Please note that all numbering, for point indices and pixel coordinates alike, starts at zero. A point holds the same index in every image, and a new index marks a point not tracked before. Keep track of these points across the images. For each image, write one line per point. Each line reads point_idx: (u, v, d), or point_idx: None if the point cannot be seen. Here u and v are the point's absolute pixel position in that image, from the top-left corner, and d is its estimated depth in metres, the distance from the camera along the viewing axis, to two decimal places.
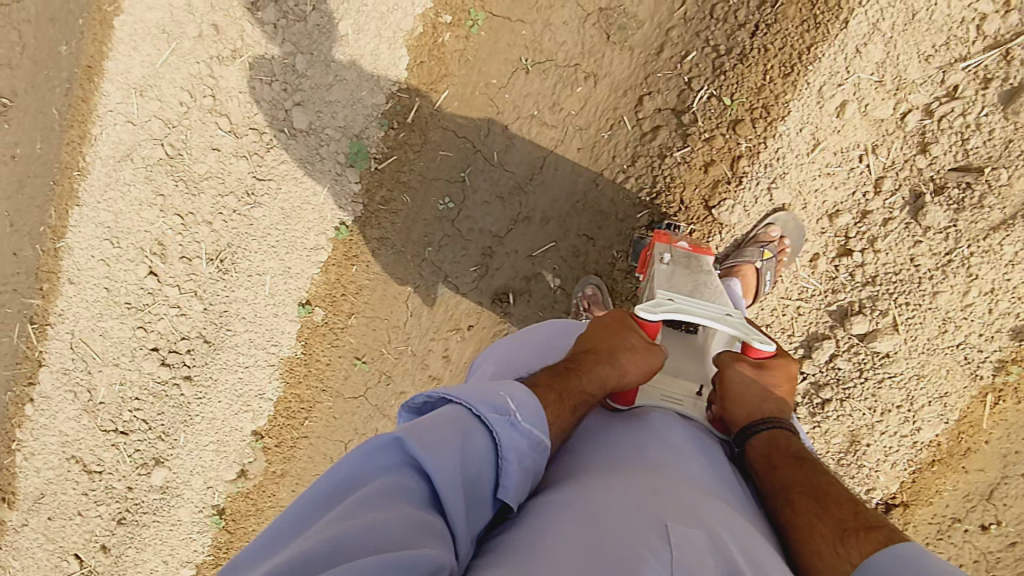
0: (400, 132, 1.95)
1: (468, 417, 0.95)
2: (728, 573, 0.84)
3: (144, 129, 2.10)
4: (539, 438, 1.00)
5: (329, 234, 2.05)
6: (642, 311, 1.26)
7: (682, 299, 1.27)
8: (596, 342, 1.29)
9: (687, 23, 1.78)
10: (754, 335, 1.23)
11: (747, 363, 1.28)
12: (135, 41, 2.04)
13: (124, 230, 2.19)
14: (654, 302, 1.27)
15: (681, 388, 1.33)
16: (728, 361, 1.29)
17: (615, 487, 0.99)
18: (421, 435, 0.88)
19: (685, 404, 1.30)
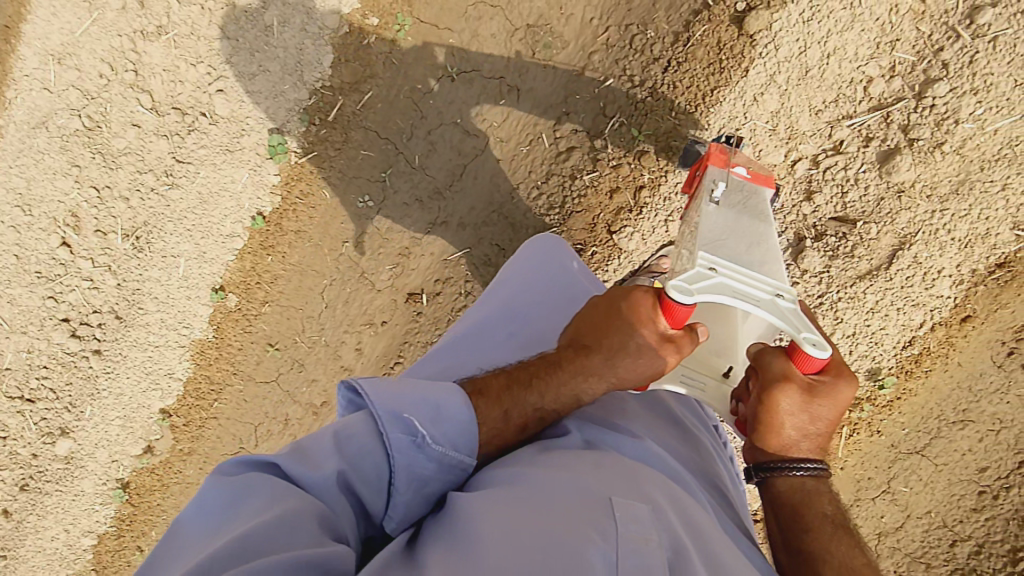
0: (321, 129, 1.97)
1: (369, 434, 0.99)
2: (667, 545, 0.92)
3: (61, 97, 2.05)
4: (451, 458, 1.04)
5: (245, 223, 2.06)
6: (671, 293, 1.07)
7: (725, 271, 1.09)
8: (596, 337, 1.18)
9: (608, 50, 1.83)
10: (805, 336, 1.04)
11: (796, 390, 1.08)
12: (55, 6, 1.97)
13: (36, 199, 2.15)
14: (695, 279, 1.07)
15: (705, 368, 1.35)
16: (773, 379, 1.09)
17: (566, 464, 1.06)
18: (306, 459, 0.96)
19: (705, 389, 1.34)
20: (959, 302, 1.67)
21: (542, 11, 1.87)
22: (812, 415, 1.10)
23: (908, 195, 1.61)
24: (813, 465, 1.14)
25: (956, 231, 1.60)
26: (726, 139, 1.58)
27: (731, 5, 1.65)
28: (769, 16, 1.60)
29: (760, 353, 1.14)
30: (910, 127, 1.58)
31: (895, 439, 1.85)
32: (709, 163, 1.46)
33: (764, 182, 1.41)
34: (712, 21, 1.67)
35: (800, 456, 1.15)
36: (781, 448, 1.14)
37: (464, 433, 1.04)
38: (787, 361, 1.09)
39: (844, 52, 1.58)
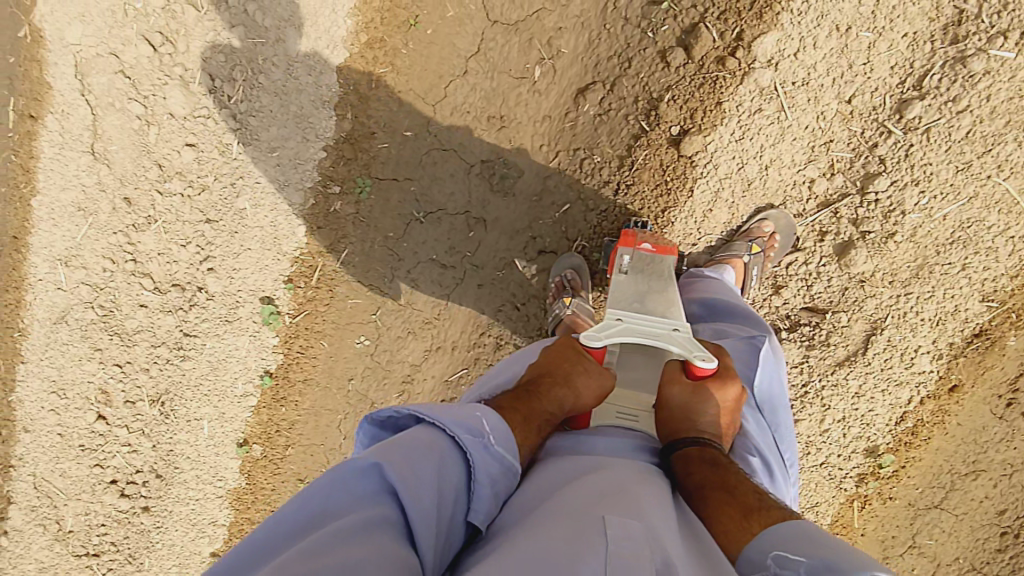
0: (308, 290, 2.08)
1: (443, 439, 1.00)
2: (662, 562, 0.86)
3: (74, 293, 2.21)
4: (511, 462, 1.06)
5: (255, 381, 2.19)
6: (586, 339, 1.29)
7: (630, 317, 1.31)
8: (555, 363, 1.29)
9: (560, 175, 1.90)
10: (695, 353, 1.22)
11: (681, 381, 1.22)
12: (55, 217, 2.14)
13: (68, 382, 2.32)
14: (598, 328, 1.30)
15: (636, 401, 1.33)
16: (666, 379, 1.25)
17: (579, 484, 1.03)
18: (400, 461, 0.94)
19: (639, 420, 1.32)
20: (943, 374, 1.69)
21: (493, 146, 1.93)
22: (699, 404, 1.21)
23: (870, 283, 1.64)
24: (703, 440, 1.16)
25: (924, 311, 1.63)
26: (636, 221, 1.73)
27: (666, 129, 1.70)
28: (703, 139, 1.66)
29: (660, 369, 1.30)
30: (860, 221, 1.62)
31: (911, 499, 1.81)
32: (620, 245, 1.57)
33: (668, 250, 1.53)
34: (652, 145, 1.72)
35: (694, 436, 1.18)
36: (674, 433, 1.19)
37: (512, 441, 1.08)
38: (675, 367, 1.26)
39: (781, 161, 1.64)
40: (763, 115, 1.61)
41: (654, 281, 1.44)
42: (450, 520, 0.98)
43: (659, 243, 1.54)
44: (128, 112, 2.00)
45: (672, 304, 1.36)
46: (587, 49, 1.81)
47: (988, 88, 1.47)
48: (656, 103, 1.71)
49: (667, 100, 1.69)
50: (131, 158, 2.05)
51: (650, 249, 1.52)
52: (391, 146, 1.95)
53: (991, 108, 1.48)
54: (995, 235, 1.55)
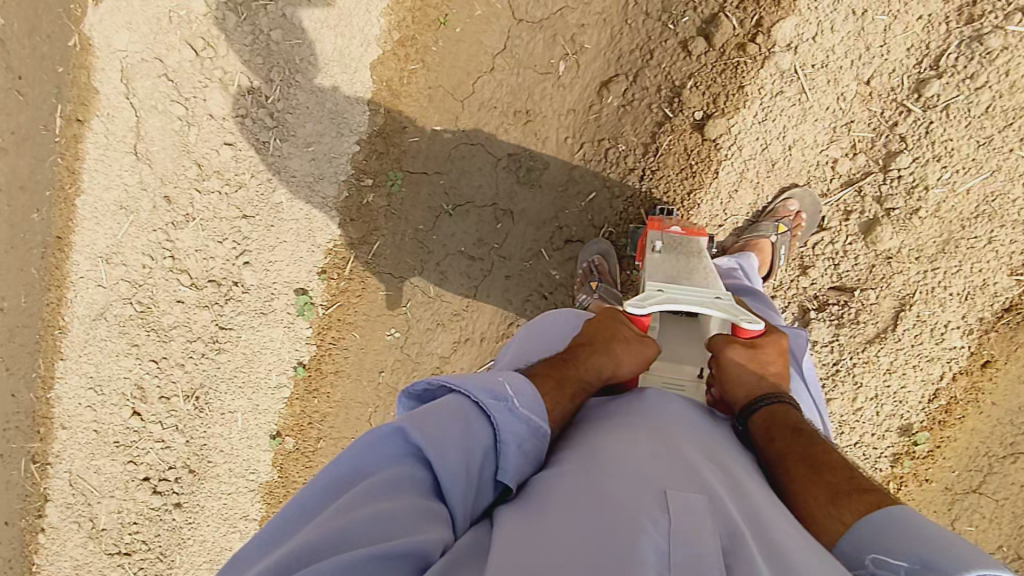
0: (341, 281, 2.14)
1: (468, 404, 1.01)
2: (728, 535, 0.88)
3: (113, 290, 2.29)
4: (540, 422, 1.06)
5: (289, 373, 2.24)
6: (631, 307, 1.35)
7: (670, 288, 1.35)
8: (593, 331, 1.32)
9: (586, 164, 1.96)
10: (740, 316, 1.27)
11: (737, 343, 1.25)
12: (97, 216, 2.22)
13: (105, 378, 2.38)
14: (641, 297, 1.35)
15: (680, 372, 1.39)
16: (718, 345, 1.27)
17: (624, 448, 1.04)
18: (425, 425, 0.95)
19: (685, 389, 1.37)
20: (974, 350, 1.70)
21: (520, 139, 2.00)
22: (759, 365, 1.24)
23: (897, 260, 1.68)
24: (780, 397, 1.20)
25: (952, 286, 1.66)
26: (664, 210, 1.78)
27: (690, 115, 1.76)
28: (726, 123, 1.72)
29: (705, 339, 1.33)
30: (885, 199, 1.66)
31: (948, 482, 1.82)
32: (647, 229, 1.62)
33: (696, 233, 1.57)
34: (676, 131, 1.78)
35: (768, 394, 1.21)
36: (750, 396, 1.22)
37: (540, 406, 1.08)
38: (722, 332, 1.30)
39: (805, 141, 1.69)
40: (785, 97, 1.67)
41: (690, 256, 1.48)
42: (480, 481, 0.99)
43: (688, 226, 1.60)
44: (169, 114, 2.10)
45: (709, 275, 1.41)
46: (610, 43, 1.89)
47: (1006, 63, 1.51)
48: (679, 91, 1.77)
49: (690, 87, 1.75)
50: (172, 158, 2.14)
51: (679, 231, 1.58)
52: (421, 140, 2.02)
53: (1010, 83, 1.52)
54: (1019, 208, 1.58)
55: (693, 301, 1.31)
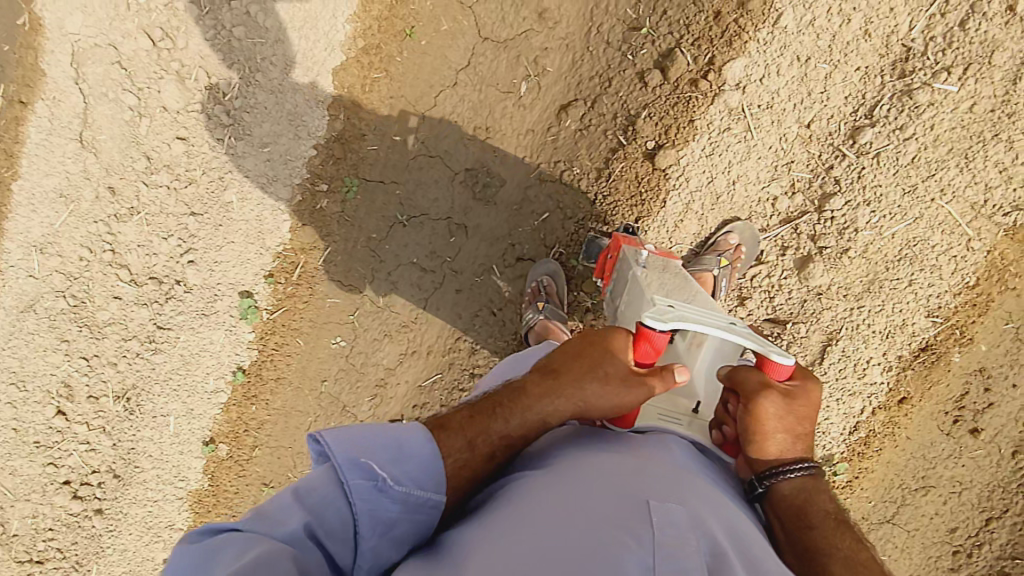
0: (287, 286, 2.09)
1: (327, 484, 0.96)
2: (709, 552, 0.91)
3: (46, 282, 2.19)
4: (417, 499, 1.00)
5: (227, 377, 2.18)
6: (650, 320, 1.14)
7: (682, 306, 1.21)
8: (567, 362, 1.16)
9: (541, 185, 1.99)
10: (771, 346, 1.16)
11: (776, 393, 1.15)
12: (33, 203, 2.13)
13: (30, 374, 2.26)
14: (657, 311, 1.17)
15: (677, 406, 1.26)
16: (756, 393, 1.16)
17: (596, 460, 1.05)
18: (265, 516, 0.92)
19: (682, 424, 1.24)
20: (892, 386, 1.80)
21: (478, 156, 2.02)
22: (795, 420, 1.17)
23: (827, 296, 1.76)
24: (804, 466, 1.16)
25: (875, 324, 1.75)
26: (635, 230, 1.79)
27: (642, 144, 1.82)
28: (676, 154, 1.78)
29: (731, 373, 1.21)
30: (818, 237, 1.74)
31: (865, 511, 1.90)
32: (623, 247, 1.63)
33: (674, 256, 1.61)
34: (628, 159, 1.84)
35: (791, 459, 1.17)
36: (779, 456, 1.17)
37: (427, 472, 1.01)
38: (752, 372, 1.18)
39: (748, 177, 1.76)
40: (731, 134, 1.74)
41: (677, 283, 1.44)
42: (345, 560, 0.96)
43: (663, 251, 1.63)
44: (121, 104, 2.04)
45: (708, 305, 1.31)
46: (571, 69, 1.93)
47: (931, 118, 1.61)
48: (634, 120, 1.83)
49: (644, 117, 1.81)
50: (120, 149, 2.08)
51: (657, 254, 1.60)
52: (379, 149, 2.01)
53: (933, 137, 1.62)
54: (937, 254, 1.68)
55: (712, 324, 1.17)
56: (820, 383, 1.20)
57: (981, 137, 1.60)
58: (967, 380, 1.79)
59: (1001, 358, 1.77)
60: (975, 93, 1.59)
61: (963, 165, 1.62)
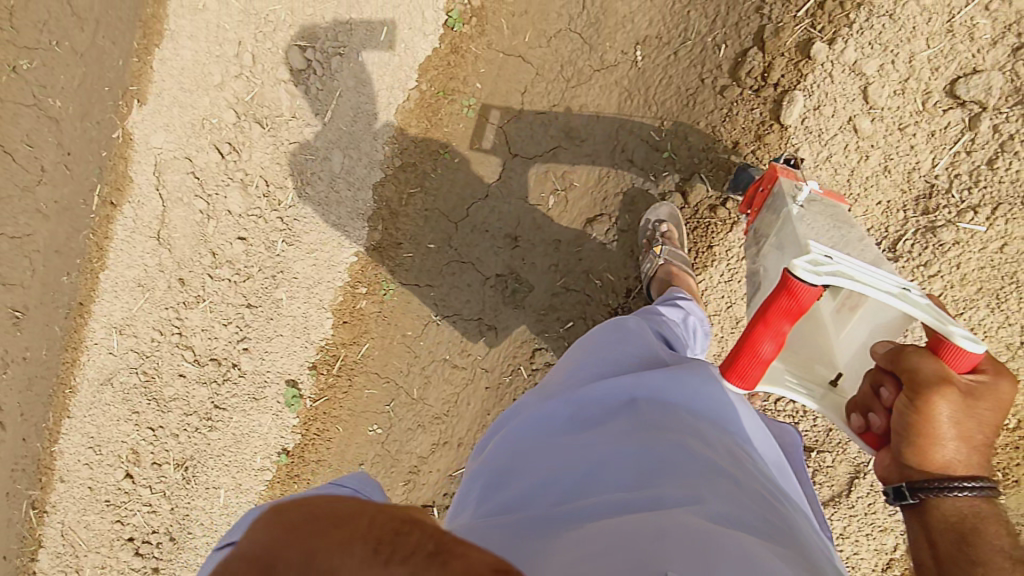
0: (328, 377, 2.24)
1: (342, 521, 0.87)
2: None
3: (123, 359, 2.45)
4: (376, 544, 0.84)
5: (272, 458, 2.30)
6: (800, 272, 1.15)
7: (846, 259, 1.16)
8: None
9: (567, 293, 2.06)
10: (950, 328, 1.06)
11: (955, 389, 1.06)
12: (116, 290, 2.40)
13: (105, 439, 2.51)
14: (812, 260, 1.16)
15: (814, 375, 1.37)
16: (935, 389, 1.06)
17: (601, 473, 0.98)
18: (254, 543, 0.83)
19: (814, 393, 1.35)
20: None
21: (508, 262, 2.11)
22: (972, 419, 1.08)
23: None
24: (980, 483, 1.09)
25: None
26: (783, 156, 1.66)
27: None
28: (695, 277, 1.83)
29: (898, 353, 1.13)
30: None
31: None
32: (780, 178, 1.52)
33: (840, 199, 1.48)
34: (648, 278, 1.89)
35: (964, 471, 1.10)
36: (941, 466, 1.10)
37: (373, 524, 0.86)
38: (932, 356, 1.09)
39: None
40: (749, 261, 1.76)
41: (839, 227, 1.35)
42: None
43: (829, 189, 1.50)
44: (192, 207, 2.29)
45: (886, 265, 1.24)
46: (597, 185, 2.01)
47: (957, 257, 1.58)
48: None
49: None
50: (190, 245, 2.32)
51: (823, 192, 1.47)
52: (415, 255, 2.14)
53: (961, 276, 1.58)
54: None
55: (875, 288, 1.12)
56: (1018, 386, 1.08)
57: (1016, 276, 1.54)
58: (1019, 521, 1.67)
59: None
60: (1006, 234, 1.53)
61: (994, 305, 1.56)
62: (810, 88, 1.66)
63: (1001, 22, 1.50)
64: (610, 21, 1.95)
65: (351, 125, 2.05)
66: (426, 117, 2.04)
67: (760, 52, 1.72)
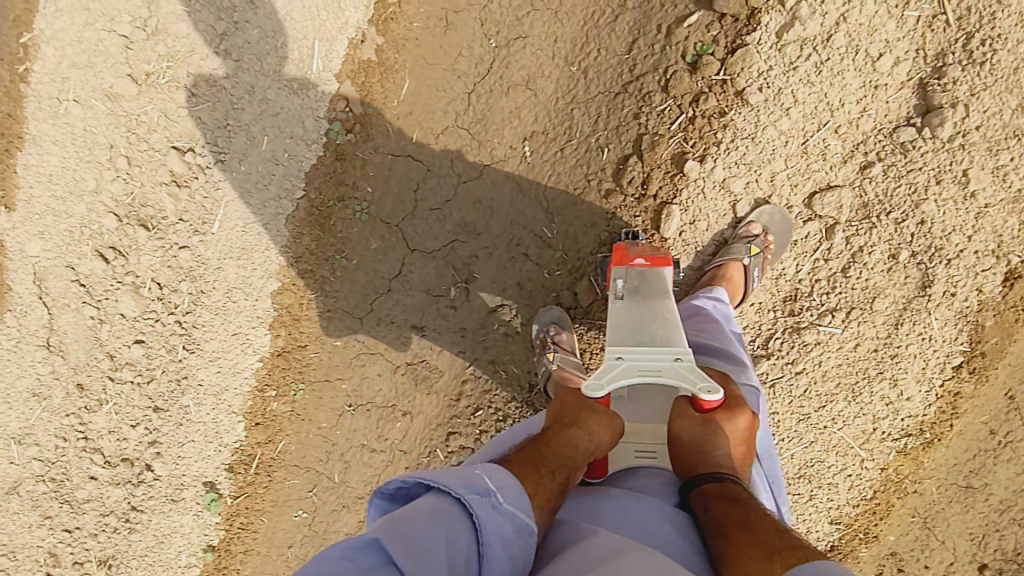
0: (247, 475, 2.22)
1: (448, 501, 0.97)
2: None
3: (27, 467, 2.29)
4: (525, 521, 1.01)
5: (198, 553, 2.27)
6: (589, 391, 1.34)
7: (628, 355, 1.35)
8: (561, 412, 1.33)
9: (476, 379, 2.08)
10: (699, 386, 1.30)
11: (692, 414, 1.31)
12: (10, 399, 2.24)
13: (19, 545, 2.31)
14: (599, 372, 1.34)
15: (655, 435, 1.38)
16: (674, 414, 1.33)
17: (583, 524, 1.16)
18: (402, 537, 0.87)
19: (659, 455, 1.37)
20: None
21: (417, 350, 2.11)
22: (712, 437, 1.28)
23: None
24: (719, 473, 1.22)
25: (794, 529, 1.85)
26: (630, 233, 1.77)
27: None
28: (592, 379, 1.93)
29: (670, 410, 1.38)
30: None
31: None
32: (611, 261, 1.57)
33: (662, 262, 1.54)
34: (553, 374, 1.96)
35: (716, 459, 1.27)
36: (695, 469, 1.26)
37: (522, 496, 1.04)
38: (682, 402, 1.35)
39: None
40: None
41: (648, 310, 1.45)
42: None
43: (652, 254, 1.56)
44: (82, 312, 2.16)
45: (673, 331, 1.39)
46: (497, 277, 2.04)
47: (819, 355, 1.76)
48: None
49: None
50: (84, 349, 2.19)
51: (645, 263, 1.54)
52: (321, 355, 2.13)
53: (823, 372, 1.77)
54: (834, 472, 1.81)
55: (654, 374, 1.33)
56: (747, 414, 1.31)
57: (866, 372, 1.75)
58: (881, 563, 1.88)
59: (911, 544, 1.85)
60: (859, 334, 1.74)
61: (851, 397, 1.78)
62: (685, 203, 1.80)
63: (850, 142, 1.72)
64: (497, 118, 1.97)
65: (241, 236, 2.06)
66: (317, 224, 2.04)
67: (639, 162, 1.83)
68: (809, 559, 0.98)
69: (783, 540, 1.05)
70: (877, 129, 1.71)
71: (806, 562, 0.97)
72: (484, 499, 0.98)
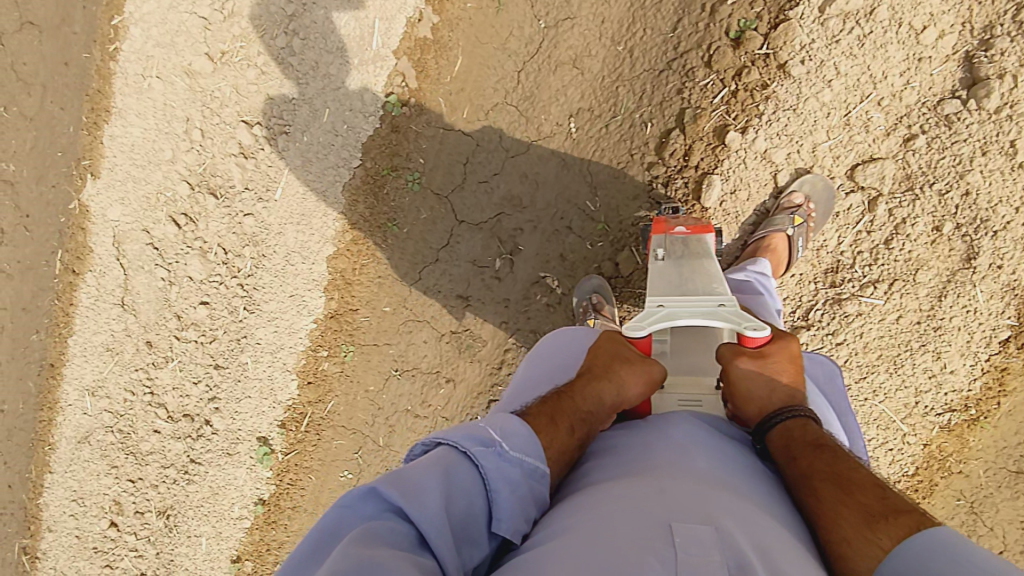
0: (297, 433, 2.35)
1: (454, 453, 1.00)
2: (736, 568, 0.83)
3: (97, 418, 2.45)
4: (533, 465, 1.04)
5: (249, 506, 2.40)
6: (631, 330, 1.33)
7: (670, 303, 1.32)
8: (595, 360, 1.33)
9: (518, 348, 2.15)
10: (745, 325, 1.27)
11: (747, 357, 1.26)
12: (86, 353, 2.43)
13: (88, 492, 2.47)
14: (640, 317, 1.33)
15: (700, 385, 1.36)
16: (727, 358, 1.27)
17: (632, 450, 1.16)
18: (401, 485, 0.92)
19: (703, 404, 1.35)
20: None
21: (461, 319, 2.19)
22: (772, 374, 1.26)
23: None
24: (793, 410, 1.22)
25: None
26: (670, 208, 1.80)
27: None
28: None
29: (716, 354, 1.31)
30: None
31: None
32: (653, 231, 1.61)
33: (703, 230, 1.57)
34: None
35: (783, 404, 1.24)
36: (762, 411, 1.25)
37: (533, 442, 1.06)
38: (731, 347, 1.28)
39: None
40: None
41: (691, 273, 1.43)
42: (476, 526, 0.96)
43: (693, 224, 1.60)
44: (154, 274, 2.32)
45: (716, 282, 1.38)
46: (541, 249, 2.11)
47: (860, 327, 1.77)
48: None
49: None
50: (154, 309, 2.35)
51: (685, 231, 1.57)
52: (370, 319, 2.24)
53: (864, 344, 1.78)
54: (874, 447, 1.81)
55: (697, 316, 1.30)
56: (794, 338, 1.30)
57: (909, 345, 1.75)
58: None
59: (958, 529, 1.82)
60: (901, 307, 1.74)
61: (892, 370, 1.77)
62: (726, 172, 1.85)
63: (894, 114, 1.73)
64: (544, 95, 2.05)
65: (301, 203, 2.20)
66: (371, 193, 2.17)
67: (681, 134, 1.88)
68: (921, 527, 0.95)
69: (883, 502, 1.01)
70: (922, 102, 1.71)
71: (920, 531, 0.94)
72: (489, 449, 1.01)
